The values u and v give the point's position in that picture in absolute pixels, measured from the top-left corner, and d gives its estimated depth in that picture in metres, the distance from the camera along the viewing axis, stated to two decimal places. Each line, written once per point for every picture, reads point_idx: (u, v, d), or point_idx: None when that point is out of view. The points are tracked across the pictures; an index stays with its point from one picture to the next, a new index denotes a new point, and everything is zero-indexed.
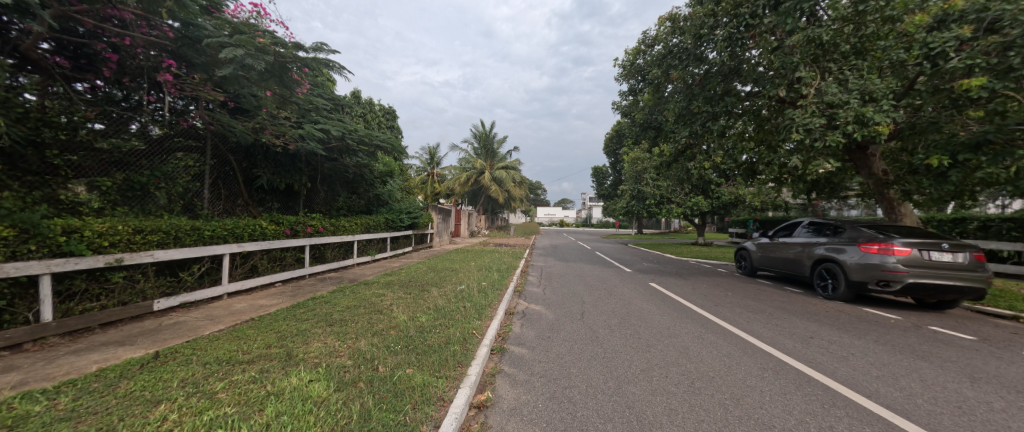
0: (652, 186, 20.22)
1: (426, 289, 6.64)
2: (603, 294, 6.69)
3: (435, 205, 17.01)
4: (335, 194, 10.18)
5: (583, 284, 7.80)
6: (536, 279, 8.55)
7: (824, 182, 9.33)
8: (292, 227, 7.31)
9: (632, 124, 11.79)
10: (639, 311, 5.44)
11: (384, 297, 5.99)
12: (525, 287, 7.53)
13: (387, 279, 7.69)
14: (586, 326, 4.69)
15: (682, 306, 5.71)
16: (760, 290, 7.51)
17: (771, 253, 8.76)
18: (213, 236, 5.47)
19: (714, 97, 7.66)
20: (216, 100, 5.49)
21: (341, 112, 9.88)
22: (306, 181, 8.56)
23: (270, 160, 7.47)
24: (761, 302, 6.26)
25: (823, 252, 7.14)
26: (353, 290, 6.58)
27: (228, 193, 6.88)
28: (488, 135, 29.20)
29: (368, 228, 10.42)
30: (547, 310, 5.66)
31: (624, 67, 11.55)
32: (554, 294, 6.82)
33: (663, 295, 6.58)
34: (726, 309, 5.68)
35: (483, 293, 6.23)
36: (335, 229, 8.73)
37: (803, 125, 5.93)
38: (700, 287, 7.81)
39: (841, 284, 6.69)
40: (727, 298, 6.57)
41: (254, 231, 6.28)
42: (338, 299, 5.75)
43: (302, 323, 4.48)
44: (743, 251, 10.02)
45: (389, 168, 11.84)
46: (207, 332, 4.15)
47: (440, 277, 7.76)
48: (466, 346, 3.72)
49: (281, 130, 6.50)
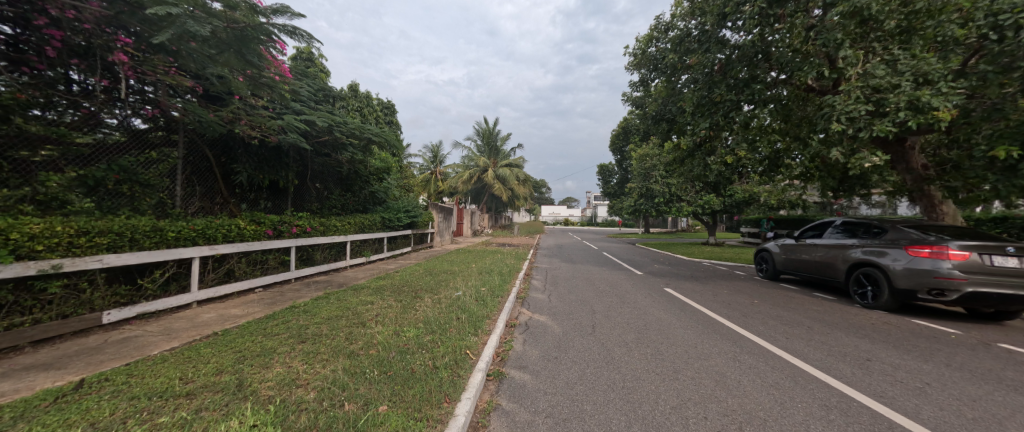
0: (660, 184, 19.49)
1: (419, 296, 6.02)
2: (615, 302, 6.03)
3: (436, 204, 16.45)
4: (327, 191, 9.61)
5: (592, 290, 7.13)
6: (540, 284, 7.89)
7: (853, 178, 8.59)
8: (275, 227, 6.73)
9: (643, 117, 11.08)
10: (658, 324, 4.77)
11: (371, 305, 5.39)
12: (529, 293, 6.86)
13: (378, 284, 7.08)
14: (599, 344, 4.03)
15: (708, 318, 5.04)
16: (787, 297, 6.81)
17: (797, 256, 8.04)
18: (178, 238, 4.87)
19: (737, 84, 6.96)
20: (182, 85, 4.90)
21: (332, 104, 9.30)
22: (295, 178, 8.00)
23: (253, 154, 6.90)
24: (795, 312, 5.57)
25: (860, 256, 6.43)
26: (339, 297, 5.97)
27: (204, 190, 6.33)
28: (491, 132, 28.57)
29: (362, 228, 9.83)
30: (554, 321, 5.00)
31: (635, 56, 10.83)
32: (561, 302, 6.16)
33: (683, 304, 5.89)
34: (759, 322, 4.98)
35: (481, 301, 5.59)
36: (326, 229, 8.15)
37: (846, 113, 5.29)
38: (721, 293, 7.11)
39: (883, 292, 5.97)
40: (753, 307, 5.88)
41: (230, 232, 5.70)
42: (319, 309, 5.14)
43: (270, 339, 3.88)
44: (765, 253, 9.29)
45: (386, 165, 11.26)
46: (156, 351, 3.55)
47: (437, 282, 7.15)
48: (456, 373, 3.08)
49: (260, 120, 5.91)
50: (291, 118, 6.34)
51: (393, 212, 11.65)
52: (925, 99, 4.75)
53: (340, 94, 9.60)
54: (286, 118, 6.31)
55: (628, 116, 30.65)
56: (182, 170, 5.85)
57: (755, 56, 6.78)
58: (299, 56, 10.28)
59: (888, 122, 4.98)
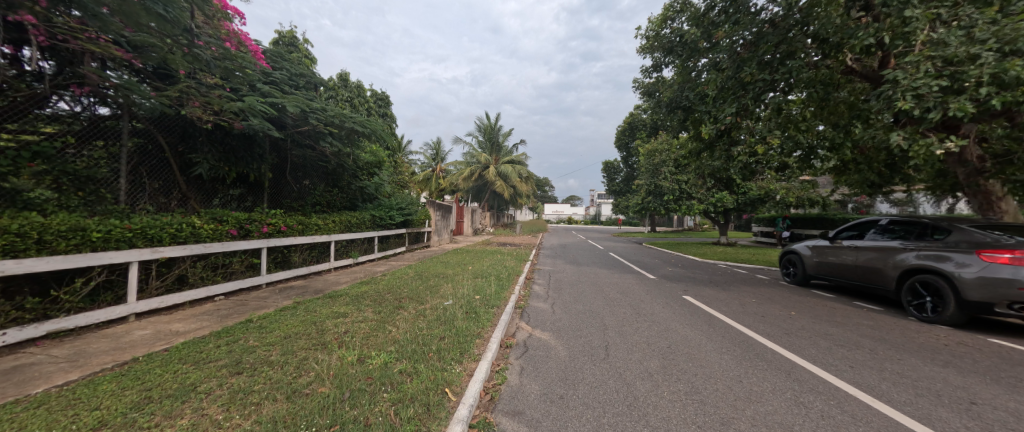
0: (670, 181, 18.24)
1: (402, 307, 5.18)
2: (630, 314, 5.16)
3: (434, 201, 15.60)
4: (310, 187, 8.81)
5: (601, 298, 6.27)
6: (542, 290, 7.04)
7: (895, 172, 7.63)
8: (241, 226, 5.93)
9: (655, 105, 10.15)
10: (686, 346, 3.90)
11: (343, 319, 4.55)
12: (529, 303, 5.99)
13: (359, 291, 6.26)
14: (615, 376, 3.18)
15: (744, 338, 4.17)
16: (827, 308, 5.90)
17: (831, 260, 7.14)
18: (107, 239, 4.05)
19: (771, 62, 6.06)
20: (113, 55, 4.09)
21: (314, 91, 8.46)
22: (269, 170, 7.19)
23: (219, 143, 6.09)
24: (846, 328, 4.67)
25: (915, 261, 5.52)
26: (309, 306, 5.16)
27: (158, 184, 5.54)
28: (493, 128, 27.67)
29: (349, 226, 9.01)
30: (558, 341, 4.14)
31: (648, 39, 9.87)
32: (565, 314, 5.30)
33: (710, 318, 5.01)
34: (808, 343, 4.09)
35: (472, 314, 4.74)
36: (305, 228, 7.34)
37: (912, 89, 4.50)
38: (750, 301, 6.22)
39: (947, 304, 5.07)
40: (793, 320, 5.00)
41: (181, 232, 4.89)
42: (279, 323, 4.31)
43: (198, 370, 3.04)
44: (791, 255, 8.36)
45: (376, 159, 10.42)
46: (42, 387, 2.72)
47: (425, 289, 6.32)
48: (426, 429, 2.24)
49: (215, 100, 5.05)
50: (253, 100, 5.46)
51: (384, 210, 10.80)
52: (1017, 71, 3.94)
53: (323, 81, 8.74)
54: (246, 99, 5.44)
55: (634, 111, 29.75)
56: (127, 159, 5.07)
57: (791, 30, 5.90)
58: (281, 40, 9.43)
59: (965, 100, 4.16)
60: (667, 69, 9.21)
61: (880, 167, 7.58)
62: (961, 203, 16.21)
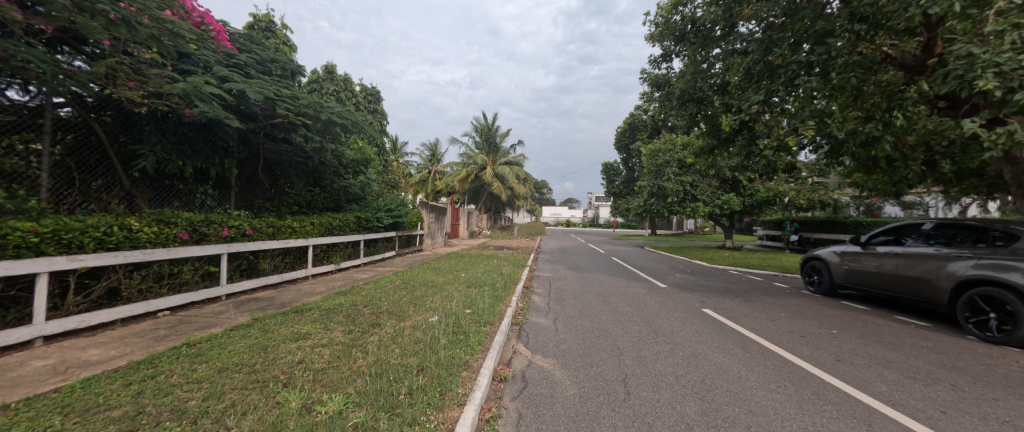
0: (674, 182, 17.28)
1: (378, 326, 4.37)
2: (646, 334, 4.38)
3: (427, 203, 14.79)
4: (286, 185, 7.99)
5: (610, 312, 5.48)
6: (542, 301, 6.24)
7: (932, 171, 6.91)
8: (195, 229, 5.13)
9: (663, 98, 9.38)
10: (725, 381, 3.12)
11: (302, 343, 3.74)
12: (527, 318, 5.20)
13: (333, 303, 5.45)
14: (643, 430, 2.39)
15: (793, 369, 3.39)
16: (870, 324, 5.14)
17: (865, 269, 6.38)
18: (2, 245, 3.20)
19: (806, 41, 5.31)
20: (12, 16, 3.28)
21: (290, 81, 7.66)
22: (235, 166, 6.37)
23: (171, 133, 5.27)
24: (906, 353, 3.90)
25: (974, 272, 4.79)
26: (267, 324, 4.34)
27: (91, 179, 4.71)
28: (490, 128, 26.81)
29: (329, 229, 8.19)
30: (564, 372, 3.35)
31: (656, 26, 9.09)
32: (571, 333, 4.51)
33: (741, 339, 4.23)
34: (873, 376, 3.31)
35: (460, 336, 3.95)
36: (276, 231, 6.53)
37: (994, 66, 3.98)
38: (779, 316, 5.45)
39: (1017, 322, 4.34)
40: (838, 342, 4.25)
41: (111, 238, 4.05)
42: (220, 350, 3.48)
43: (75, 428, 2.21)
44: (814, 262, 7.61)
45: (362, 156, 9.61)
46: None
47: (409, 301, 5.52)
48: None
49: (152, 80, 4.24)
50: (199, 81, 4.64)
51: (370, 211, 9.98)
52: None
53: (300, 70, 7.94)
54: (190, 78, 4.61)
55: (635, 111, 29.24)
56: (50, 149, 4.25)
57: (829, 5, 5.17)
58: (256, 25, 8.61)
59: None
60: (678, 58, 8.46)
61: (916, 165, 6.85)
62: (973, 206, 15.74)
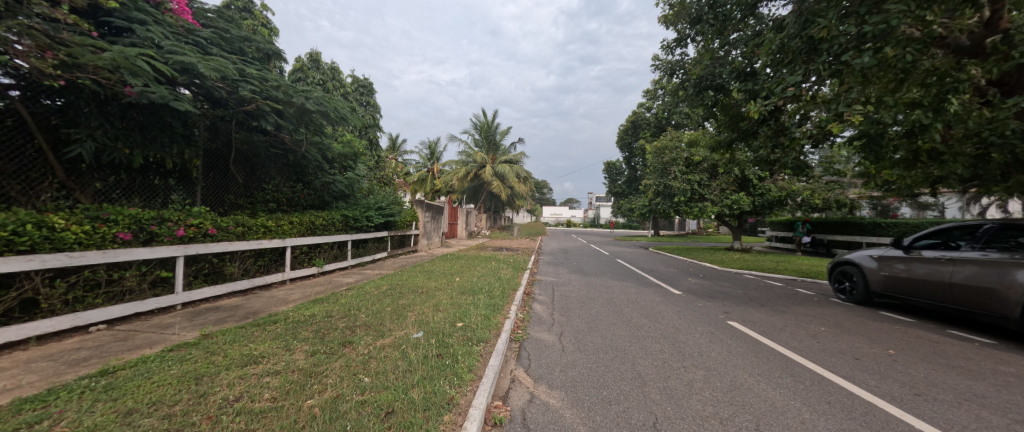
0: (680, 181, 16.61)
1: (349, 345, 3.65)
2: (671, 357, 3.65)
3: (423, 202, 14.06)
4: (262, 180, 7.27)
5: (623, 326, 4.75)
6: (545, 311, 5.51)
7: (980, 167, 6.18)
8: (142, 228, 4.40)
9: (676, 88, 8.66)
10: (787, 428, 2.38)
11: (249, 370, 3.00)
12: (529, 333, 4.47)
13: (304, 314, 4.71)
14: None
15: (866, 409, 2.65)
16: (928, 342, 4.41)
17: (912, 276, 5.64)
18: None
19: (853, 11, 4.57)
20: None
21: (268, 65, 6.97)
22: (199, 157, 5.64)
23: (116, 115, 4.54)
24: (996, 385, 3.16)
25: None
26: (216, 342, 3.61)
27: (12, 168, 3.95)
28: (490, 125, 26.08)
29: (312, 228, 7.46)
30: (576, 412, 2.63)
31: (670, 8, 8.37)
32: (580, 353, 3.79)
33: (787, 363, 3.51)
34: (973, 420, 2.57)
35: (446, 360, 3.23)
36: (246, 231, 5.80)
37: None
38: (820, 331, 4.71)
39: None
40: (904, 368, 3.52)
41: (22, 239, 3.31)
42: (142, 380, 2.76)
43: None
44: (846, 267, 6.88)
45: (349, 150, 8.90)
46: None
47: (392, 312, 4.80)
48: None
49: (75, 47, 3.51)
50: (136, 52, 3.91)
51: (359, 209, 9.25)
52: None
53: (279, 53, 7.24)
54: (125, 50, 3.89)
55: (638, 109, 28.56)
56: None
57: None
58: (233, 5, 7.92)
59: None
60: (694, 43, 7.74)
61: (963, 159, 6.12)
62: (992, 207, 14.93)
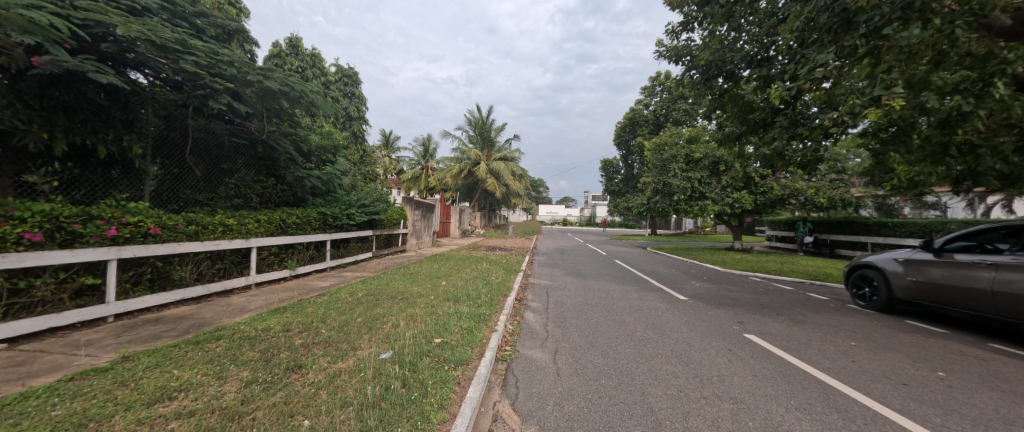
0: (680, 178, 15.98)
1: (298, 370, 3.00)
2: (687, 384, 3.03)
3: (412, 199, 13.35)
4: (226, 173, 6.56)
5: (627, 341, 4.13)
6: (538, 322, 4.88)
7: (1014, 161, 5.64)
8: (60, 227, 3.70)
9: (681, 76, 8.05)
10: None
11: (155, 410, 2.33)
12: (518, 350, 3.84)
13: (257, 328, 4.03)
14: None
15: None
16: (975, 359, 3.84)
17: (945, 282, 5.06)
18: None
19: None
20: None
21: (230, 45, 6.26)
22: (143, 145, 4.93)
23: (32, 94, 3.83)
24: None
25: None
26: (130, 369, 2.92)
27: None
28: (485, 121, 25.39)
29: (283, 227, 6.77)
30: None
31: None
32: (578, 378, 3.17)
33: (828, 392, 2.90)
34: None
35: (410, 393, 2.59)
36: (199, 231, 5.10)
37: None
38: (851, 346, 4.13)
39: None
40: (965, 397, 2.92)
41: None
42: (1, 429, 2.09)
43: None
44: (865, 270, 6.31)
45: (328, 142, 8.19)
46: None
47: (361, 325, 4.15)
48: None
49: None
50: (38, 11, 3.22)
51: (339, 206, 8.56)
52: None
53: (244, 32, 6.54)
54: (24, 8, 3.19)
55: (635, 106, 27.99)
56: None
57: None
58: None
59: None
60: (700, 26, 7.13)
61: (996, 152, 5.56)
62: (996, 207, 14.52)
